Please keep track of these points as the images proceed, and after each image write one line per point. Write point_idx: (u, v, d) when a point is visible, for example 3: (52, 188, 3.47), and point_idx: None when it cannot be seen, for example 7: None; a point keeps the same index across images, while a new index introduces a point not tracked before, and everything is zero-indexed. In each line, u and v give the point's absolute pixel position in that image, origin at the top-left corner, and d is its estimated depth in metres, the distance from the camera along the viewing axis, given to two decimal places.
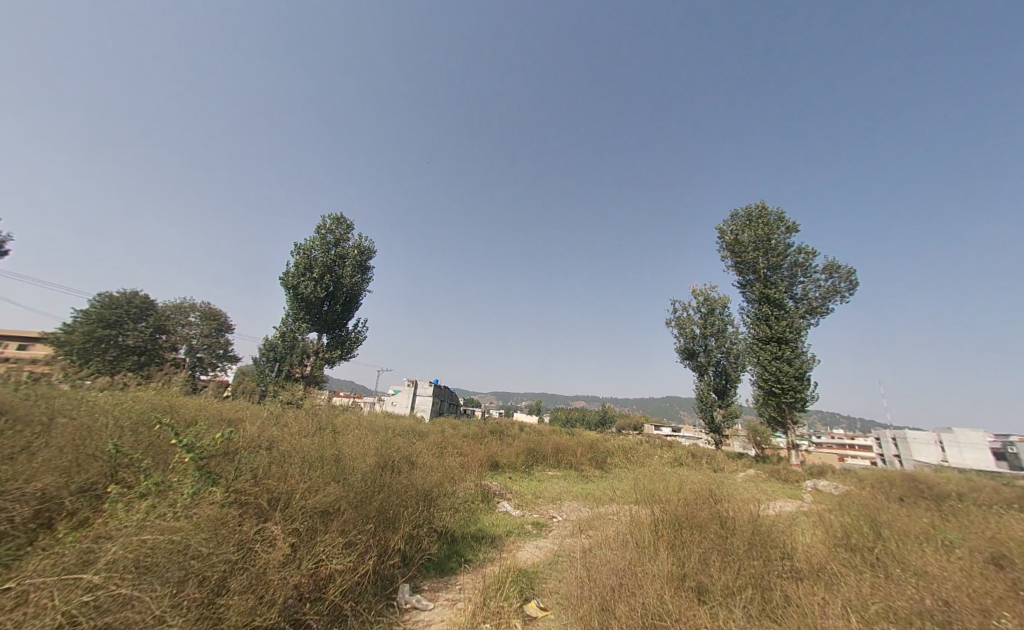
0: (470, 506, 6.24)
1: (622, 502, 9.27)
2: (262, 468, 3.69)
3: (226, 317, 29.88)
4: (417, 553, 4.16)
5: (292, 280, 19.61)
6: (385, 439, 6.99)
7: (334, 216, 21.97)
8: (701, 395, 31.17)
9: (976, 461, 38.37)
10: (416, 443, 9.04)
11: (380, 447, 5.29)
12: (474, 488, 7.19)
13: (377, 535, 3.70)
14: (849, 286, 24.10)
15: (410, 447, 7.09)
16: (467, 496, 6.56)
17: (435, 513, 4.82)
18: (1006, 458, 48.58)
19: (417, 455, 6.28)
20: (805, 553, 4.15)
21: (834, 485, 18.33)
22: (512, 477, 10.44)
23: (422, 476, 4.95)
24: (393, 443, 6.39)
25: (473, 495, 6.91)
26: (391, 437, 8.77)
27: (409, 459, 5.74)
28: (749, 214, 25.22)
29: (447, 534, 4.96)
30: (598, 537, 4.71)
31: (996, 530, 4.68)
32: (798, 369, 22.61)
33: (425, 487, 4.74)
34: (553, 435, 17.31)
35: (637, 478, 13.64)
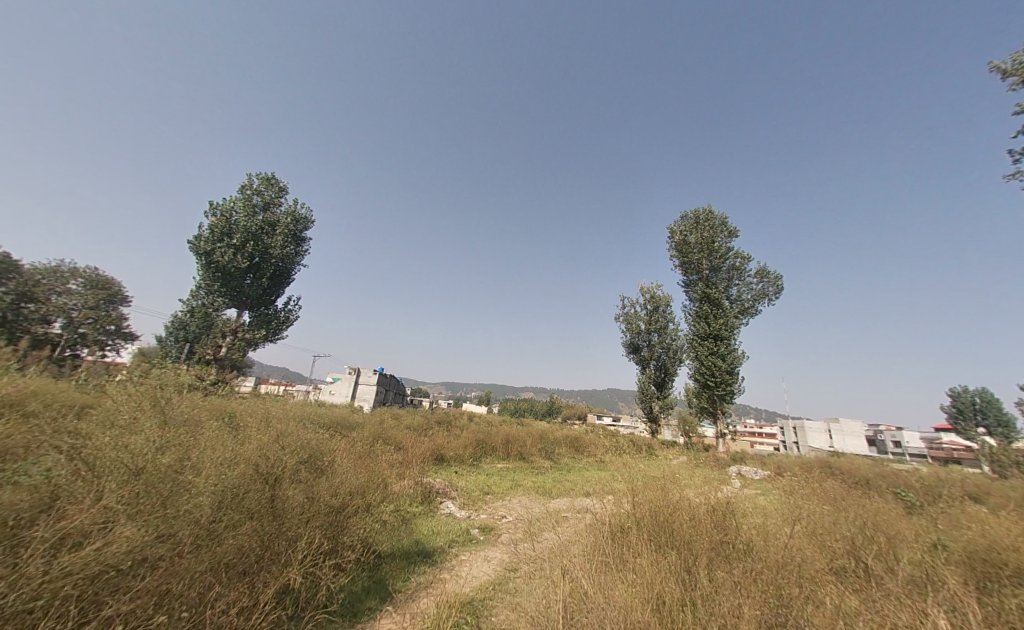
0: (405, 513, 5.32)
1: (574, 495, 8.80)
2: (37, 489, 2.53)
3: (118, 286, 25.77)
4: (309, 601, 3.10)
5: (206, 246, 16.80)
6: (301, 437, 5.80)
7: (263, 177, 19.23)
8: (642, 388, 32.34)
9: (860, 448, 44.36)
10: (347, 437, 7.81)
11: (276, 446, 4.28)
12: (411, 489, 6.24)
13: (222, 596, 2.59)
14: (776, 291, 25.89)
15: (331, 446, 5.96)
16: (401, 501, 5.61)
17: (347, 534, 3.77)
18: (878, 444, 57.09)
19: (332, 458, 5.23)
20: (776, 557, 3.73)
21: (759, 470, 19.70)
22: (458, 471, 9.58)
23: (330, 485, 4.05)
24: (305, 442, 5.28)
25: (409, 499, 5.97)
26: (316, 431, 7.48)
27: (318, 463, 4.73)
28: (697, 216, 26.05)
29: (368, 556, 3.94)
30: (556, 555, 3.96)
31: (952, 535, 4.54)
32: (731, 365, 23.92)
33: (331, 498, 3.85)
34: (502, 425, 16.66)
35: (586, 469, 13.41)
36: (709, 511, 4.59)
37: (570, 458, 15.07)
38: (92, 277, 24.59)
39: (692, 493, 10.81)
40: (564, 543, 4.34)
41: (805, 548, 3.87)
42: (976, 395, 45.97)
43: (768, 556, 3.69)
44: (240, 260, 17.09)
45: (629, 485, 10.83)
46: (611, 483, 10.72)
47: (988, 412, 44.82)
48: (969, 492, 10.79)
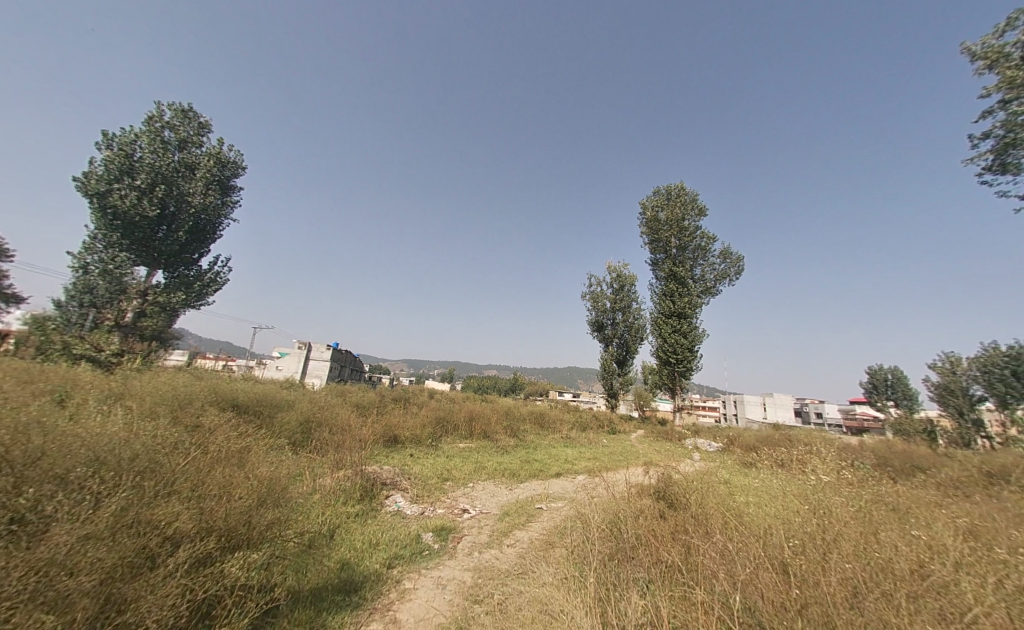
0: (331, 522, 3.95)
1: (545, 478, 7.90)
2: None
3: None
4: None
5: (100, 186, 13.75)
6: (185, 425, 4.29)
7: (178, 109, 16.06)
8: (603, 364, 32.48)
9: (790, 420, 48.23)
10: (270, 422, 6.28)
11: (79, 444, 2.83)
12: (341, 487, 4.84)
13: None
14: (737, 271, 26.20)
15: (228, 435, 4.49)
16: (324, 507, 4.22)
17: (183, 579, 2.27)
18: (805, 416, 62.47)
19: (222, 447, 3.80)
20: (811, 573, 2.92)
21: (714, 443, 20.21)
22: (412, 454, 8.33)
23: (164, 501, 2.62)
24: (173, 433, 3.79)
25: (338, 499, 4.57)
26: (228, 412, 5.92)
27: (188, 454, 3.33)
28: (668, 191, 25.46)
29: (247, 601, 2.50)
30: (527, 590, 2.93)
31: (983, 530, 3.94)
32: (691, 342, 24.11)
33: (156, 525, 2.43)
34: (465, 402, 15.56)
35: (553, 447, 12.64)
36: (718, 526, 3.72)
37: (536, 436, 14.29)
38: None
39: (663, 473, 10.36)
40: (539, 568, 3.34)
41: (849, 556, 3.11)
42: (890, 372, 50.59)
43: (803, 579, 2.87)
44: (148, 207, 14.21)
45: (599, 465, 10.14)
46: (582, 463, 10.00)
47: (899, 387, 49.73)
48: (919, 461, 11.08)
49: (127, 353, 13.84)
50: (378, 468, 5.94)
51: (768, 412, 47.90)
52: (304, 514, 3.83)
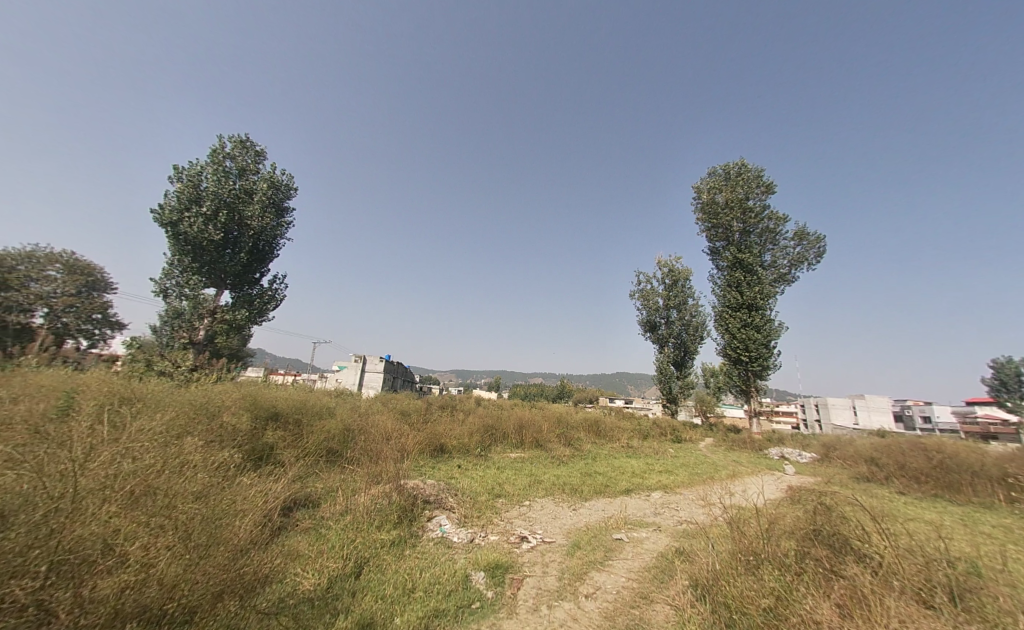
0: (357, 558, 3.14)
1: (613, 497, 6.74)
2: None
3: (102, 273, 24.79)
4: None
5: (172, 215, 14.86)
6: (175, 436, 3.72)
7: (237, 140, 17.18)
8: (660, 367, 30.19)
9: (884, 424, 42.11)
10: (307, 432, 5.83)
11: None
12: (366, 504, 4.03)
13: None
14: (816, 254, 23.06)
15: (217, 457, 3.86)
16: (342, 537, 3.42)
17: None
18: (906, 419, 54.23)
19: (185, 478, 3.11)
20: None
21: (804, 454, 17.51)
22: (461, 466, 7.57)
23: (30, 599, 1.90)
24: (141, 450, 3.20)
25: (356, 523, 3.75)
26: (265, 424, 5.54)
27: (121, 489, 2.62)
28: (726, 172, 23.15)
29: None
30: None
31: None
32: (766, 337, 21.37)
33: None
34: (515, 409, 14.71)
35: (614, 457, 11.36)
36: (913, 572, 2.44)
37: (592, 445, 13.06)
38: (71, 263, 23.55)
39: (751, 490, 8.72)
40: None
41: None
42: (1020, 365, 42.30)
43: None
44: (212, 231, 15.17)
45: (672, 479, 8.76)
46: (652, 477, 8.68)
47: None
48: None
49: (199, 367, 14.78)
50: (422, 482, 5.20)
51: (860, 416, 41.91)
52: (296, 559, 3.00)
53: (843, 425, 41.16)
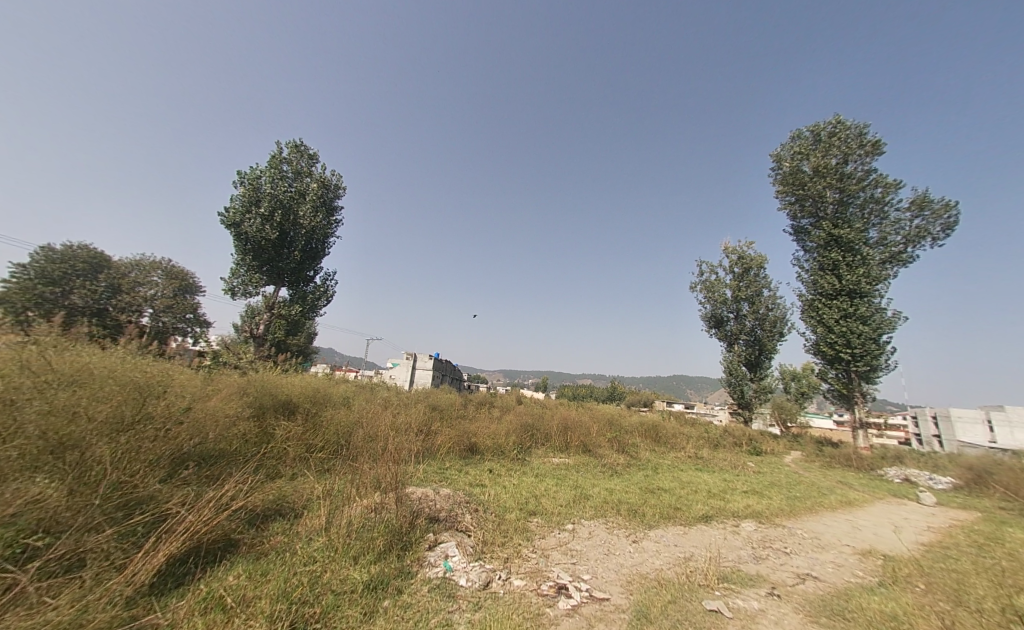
0: (297, 617, 2.03)
1: (687, 524, 5.15)
2: None
3: (192, 277, 27.62)
4: None
5: (234, 216, 15.62)
6: (122, 416, 3.01)
7: (293, 144, 17.89)
8: (729, 368, 26.84)
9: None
10: (309, 427, 5.11)
11: None
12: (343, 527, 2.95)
13: None
14: (942, 228, 18.70)
15: (169, 449, 3.08)
16: (293, 573, 2.37)
17: None
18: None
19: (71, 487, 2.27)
20: None
21: (935, 478, 13.93)
22: (492, 471, 6.43)
23: None
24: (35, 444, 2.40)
25: (323, 553, 2.68)
26: (264, 412, 4.83)
27: None
28: (817, 135, 19.66)
29: None
30: None
31: None
32: (874, 330, 17.63)
33: None
34: (560, 408, 13.36)
35: (679, 469, 9.55)
36: None
37: (651, 452, 11.28)
38: (168, 269, 26.46)
39: (877, 525, 6.53)
40: None
41: None
42: None
43: None
44: (269, 230, 15.81)
45: (761, 503, 6.86)
46: (734, 499, 6.86)
47: None
48: None
49: (257, 361, 15.50)
50: (435, 494, 4.08)
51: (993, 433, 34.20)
52: (199, 613, 1.98)
53: (973, 442, 33.75)
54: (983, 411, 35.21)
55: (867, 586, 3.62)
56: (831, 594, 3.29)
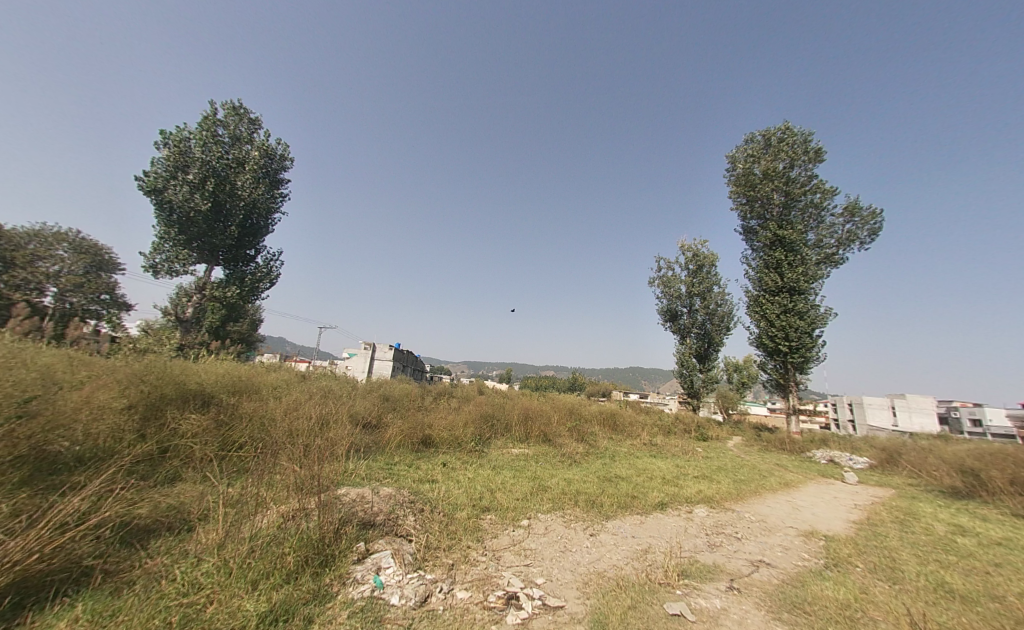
0: None
1: (643, 513, 5.04)
2: None
3: (109, 253, 24.46)
4: None
5: (156, 183, 13.77)
6: None
7: (230, 107, 16.02)
8: (680, 359, 28.04)
9: (924, 426, 38.70)
10: (225, 422, 4.42)
11: None
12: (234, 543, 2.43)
13: None
14: (870, 232, 20.36)
15: None
16: (153, 613, 1.87)
17: None
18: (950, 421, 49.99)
19: None
20: None
21: (855, 459, 15.29)
22: (445, 464, 6.01)
23: None
24: None
25: (207, 580, 2.19)
26: (159, 412, 4.12)
27: None
28: (768, 138, 20.60)
29: None
30: None
31: None
32: (810, 324, 18.96)
33: None
34: (520, 398, 13.14)
35: (635, 457, 9.65)
36: None
37: (609, 441, 11.37)
38: (78, 242, 23.23)
39: (815, 505, 6.86)
40: None
41: None
42: None
43: None
44: (200, 200, 14.10)
45: (713, 488, 7.00)
46: (687, 485, 6.94)
47: None
48: None
49: (184, 348, 13.91)
50: (371, 492, 3.60)
51: (898, 417, 38.46)
52: None
53: (881, 425, 37.88)
54: (889, 398, 39.58)
55: (815, 570, 3.63)
56: (786, 581, 3.22)
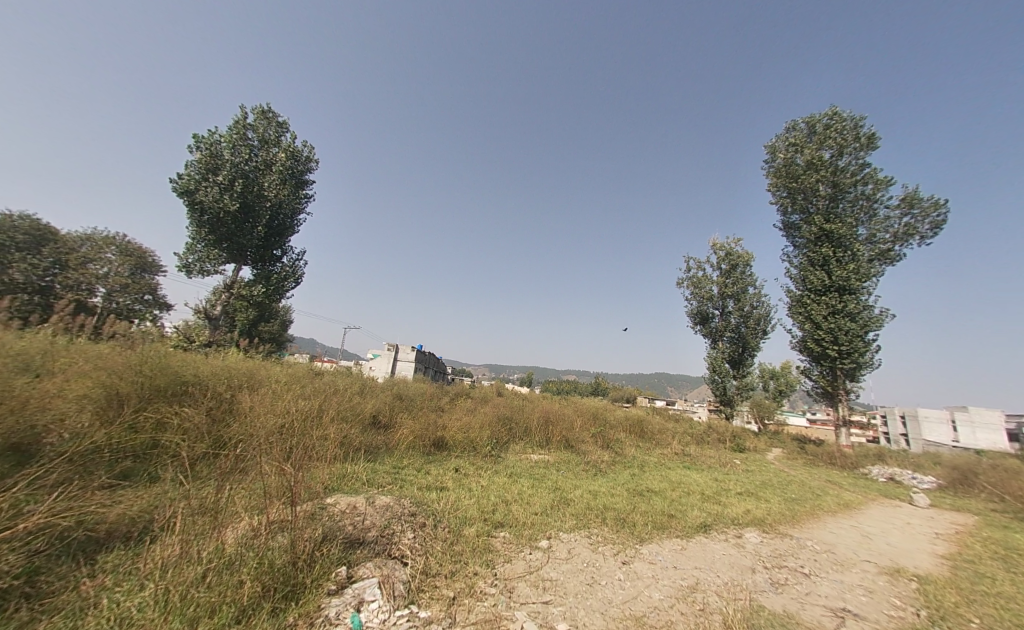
0: None
1: (685, 537, 4.32)
2: None
3: (150, 255, 25.67)
4: None
5: (189, 184, 14.14)
6: None
7: (260, 111, 16.39)
8: (712, 364, 26.50)
9: (988, 442, 35.09)
10: (214, 418, 4.08)
11: None
12: (176, 564, 1.96)
13: None
14: (931, 225, 18.48)
15: None
16: None
17: None
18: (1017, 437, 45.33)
19: None
20: None
21: (918, 477, 13.67)
22: (458, 471, 5.47)
23: None
24: None
25: (138, 616, 1.79)
26: (150, 404, 3.82)
27: None
28: (813, 126, 19.14)
29: None
30: None
31: None
32: (862, 327, 17.31)
33: None
34: (540, 401, 12.47)
35: (667, 467, 8.81)
36: None
37: (637, 449, 10.54)
38: (123, 245, 24.48)
39: (886, 533, 5.88)
40: None
41: None
42: None
43: None
44: (229, 201, 14.44)
45: (762, 507, 6.13)
46: (732, 503, 6.10)
47: None
48: None
49: (213, 345, 14.17)
50: (367, 501, 3.06)
51: (957, 431, 35.04)
52: None
53: (938, 440, 34.55)
54: (946, 410, 36.19)
55: (919, 626, 2.85)
56: None
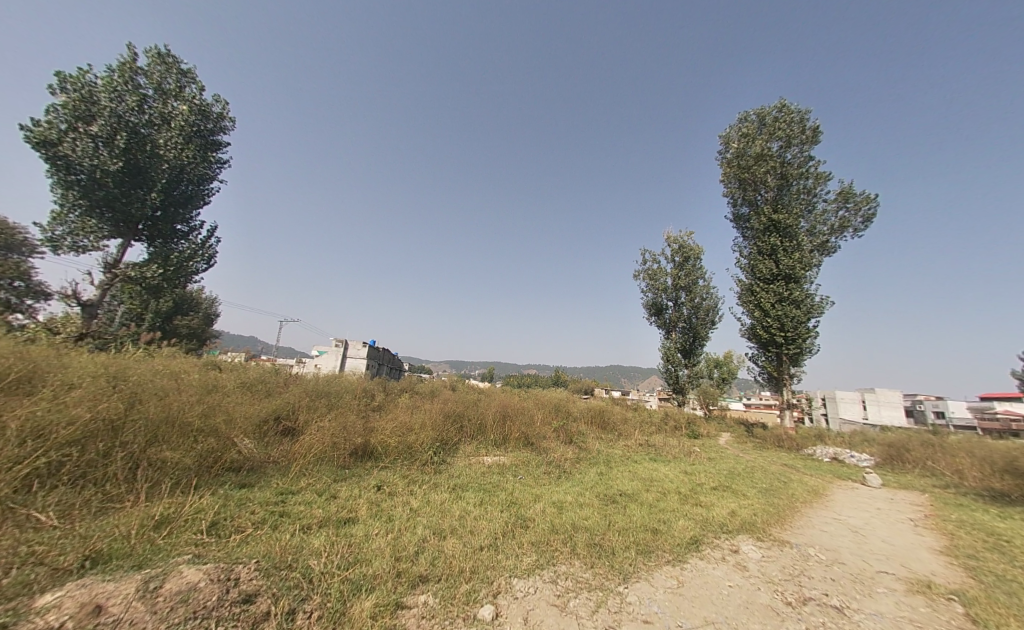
0: None
1: (678, 563, 3.26)
2: None
3: (21, 232, 21.28)
4: None
5: (48, 134, 11.28)
6: None
7: (156, 54, 13.50)
8: (665, 354, 26.78)
9: (894, 419, 38.96)
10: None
11: None
12: None
13: None
14: (864, 218, 19.47)
15: None
16: None
17: None
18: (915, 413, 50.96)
19: None
20: None
21: (858, 455, 14.16)
22: (379, 489, 4.07)
23: None
24: None
25: None
26: None
27: None
28: (763, 117, 19.48)
29: None
30: None
31: None
32: (805, 313, 17.81)
33: None
34: (496, 395, 11.27)
35: (634, 462, 7.97)
36: None
37: (600, 442, 9.65)
38: None
39: (874, 526, 5.29)
40: None
41: None
42: None
43: None
44: (108, 159, 11.72)
45: (745, 507, 5.31)
46: (713, 503, 5.23)
47: None
48: None
49: (87, 338, 11.45)
50: (144, 588, 1.64)
51: (869, 411, 38.41)
52: None
53: (853, 419, 37.83)
54: (860, 391, 39.75)
55: None
56: None
